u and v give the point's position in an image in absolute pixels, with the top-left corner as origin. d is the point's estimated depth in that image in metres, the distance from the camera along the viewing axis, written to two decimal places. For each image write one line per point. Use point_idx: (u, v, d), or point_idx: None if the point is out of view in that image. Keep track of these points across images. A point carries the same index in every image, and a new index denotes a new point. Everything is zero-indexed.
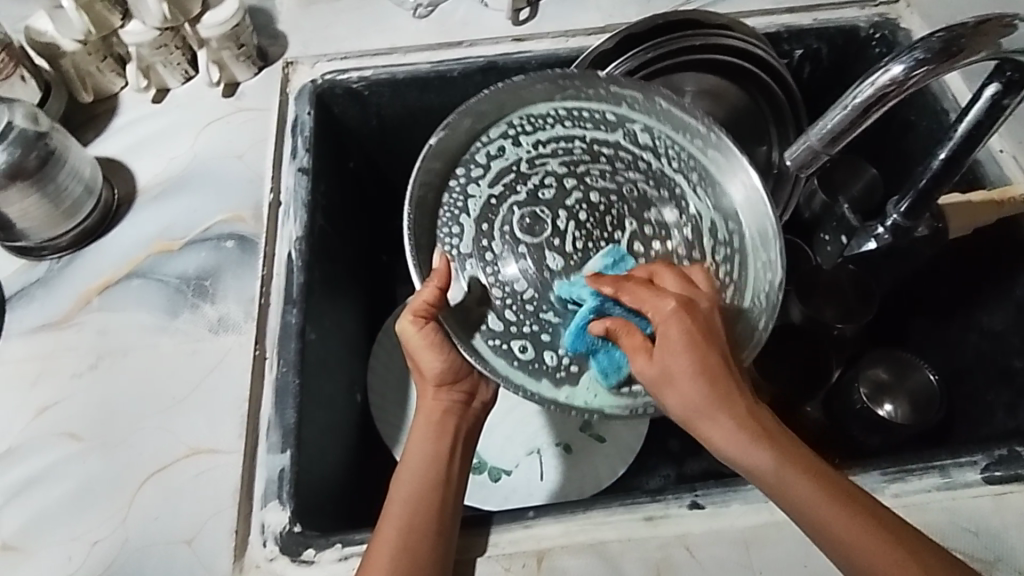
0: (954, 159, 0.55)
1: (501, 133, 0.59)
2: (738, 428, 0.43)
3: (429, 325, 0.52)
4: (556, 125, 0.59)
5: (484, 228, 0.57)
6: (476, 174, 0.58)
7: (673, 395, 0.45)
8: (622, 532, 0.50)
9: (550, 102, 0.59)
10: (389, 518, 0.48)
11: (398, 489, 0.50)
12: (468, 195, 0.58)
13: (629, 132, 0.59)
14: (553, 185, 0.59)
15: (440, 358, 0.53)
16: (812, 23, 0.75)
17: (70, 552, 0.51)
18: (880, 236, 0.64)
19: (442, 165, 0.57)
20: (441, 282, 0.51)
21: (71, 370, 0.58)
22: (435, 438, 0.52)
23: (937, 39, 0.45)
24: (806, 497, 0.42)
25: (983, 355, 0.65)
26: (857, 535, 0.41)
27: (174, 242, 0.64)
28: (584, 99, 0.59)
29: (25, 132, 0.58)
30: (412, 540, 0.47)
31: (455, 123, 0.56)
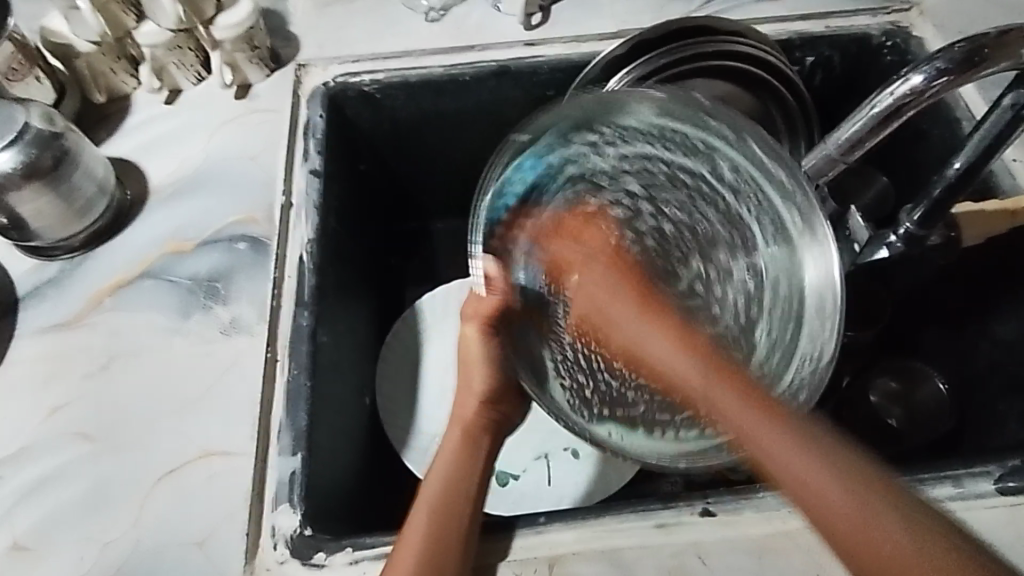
0: (970, 168, 0.55)
1: (587, 141, 0.58)
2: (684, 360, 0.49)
3: (491, 337, 0.60)
4: (652, 133, 0.56)
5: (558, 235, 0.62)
6: (563, 171, 0.60)
7: (611, 334, 0.56)
8: (634, 538, 0.50)
9: (652, 117, 0.55)
10: (415, 520, 0.49)
11: (427, 489, 0.52)
12: (541, 193, 0.61)
13: (714, 164, 0.56)
14: (627, 203, 0.62)
15: (486, 375, 0.59)
16: (824, 31, 0.76)
17: (82, 553, 0.50)
18: (892, 244, 0.62)
19: (529, 158, 0.59)
20: (497, 290, 0.60)
21: (82, 371, 0.58)
22: (469, 446, 0.56)
23: (959, 49, 0.45)
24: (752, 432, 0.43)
25: (995, 365, 0.65)
26: (800, 466, 0.40)
27: (186, 243, 0.64)
28: (688, 121, 0.54)
29: (41, 132, 0.58)
30: (440, 542, 0.48)
31: (546, 119, 0.57)
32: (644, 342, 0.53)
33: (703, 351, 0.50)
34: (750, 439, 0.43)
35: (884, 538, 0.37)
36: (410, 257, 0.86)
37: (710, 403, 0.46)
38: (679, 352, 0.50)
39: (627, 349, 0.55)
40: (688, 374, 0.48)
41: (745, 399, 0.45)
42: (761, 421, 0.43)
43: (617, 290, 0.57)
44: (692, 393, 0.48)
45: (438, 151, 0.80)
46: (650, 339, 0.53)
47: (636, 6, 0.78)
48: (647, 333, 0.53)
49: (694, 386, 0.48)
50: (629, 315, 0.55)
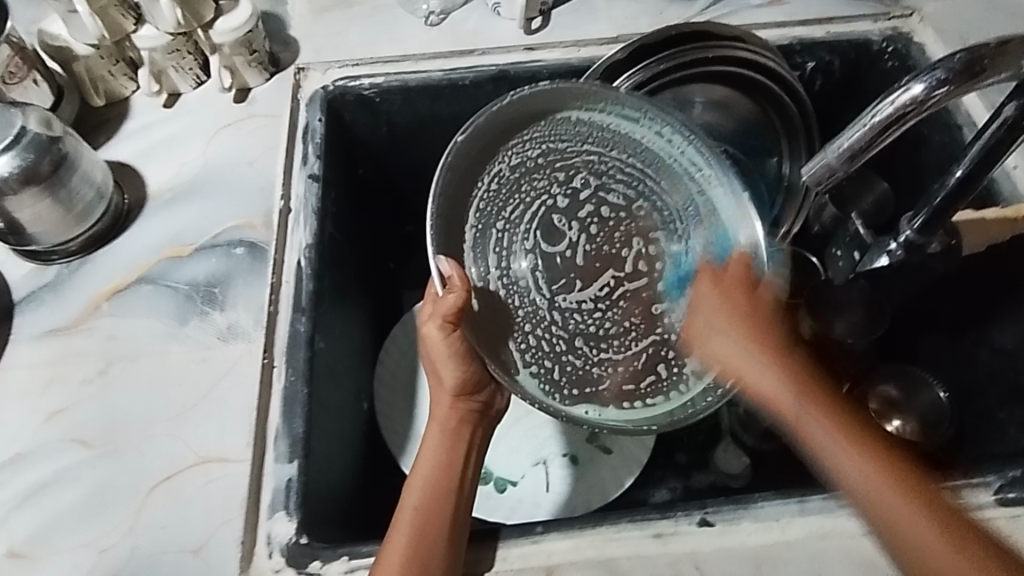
0: (971, 176, 0.54)
1: (518, 141, 0.55)
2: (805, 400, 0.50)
3: (455, 333, 0.53)
4: (583, 135, 0.56)
5: (501, 244, 0.56)
6: (502, 178, 0.56)
7: (702, 347, 0.55)
8: (631, 547, 0.50)
9: (574, 109, 0.54)
10: (401, 523, 0.49)
11: (414, 483, 0.52)
12: (481, 202, 0.55)
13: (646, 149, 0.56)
14: (568, 195, 0.59)
15: (460, 368, 0.55)
16: (825, 36, 0.75)
17: (78, 560, 0.50)
18: (893, 251, 0.61)
19: (469, 155, 0.53)
20: (464, 287, 0.50)
21: (79, 376, 0.58)
22: (450, 444, 0.54)
23: (959, 59, 0.45)
24: (838, 461, 0.47)
25: (995, 373, 0.65)
26: (863, 480, 0.46)
27: (184, 248, 0.64)
28: (628, 114, 0.54)
29: (39, 136, 0.58)
30: (423, 546, 0.47)
31: (494, 112, 0.52)
32: (735, 363, 0.52)
33: (794, 376, 0.51)
34: (815, 443, 0.48)
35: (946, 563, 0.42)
36: (408, 261, 0.86)
37: (791, 420, 0.50)
38: (762, 365, 0.51)
39: (731, 372, 0.53)
40: (776, 397, 0.50)
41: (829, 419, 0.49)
42: (835, 435, 0.48)
43: (733, 316, 0.53)
44: (778, 405, 0.50)
45: (437, 155, 0.80)
46: (755, 364, 0.52)
47: (636, 11, 0.78)
48: (743, 356, 0.52)
49: (779, 391, 0.51)
50: (722, 324, 0.54)
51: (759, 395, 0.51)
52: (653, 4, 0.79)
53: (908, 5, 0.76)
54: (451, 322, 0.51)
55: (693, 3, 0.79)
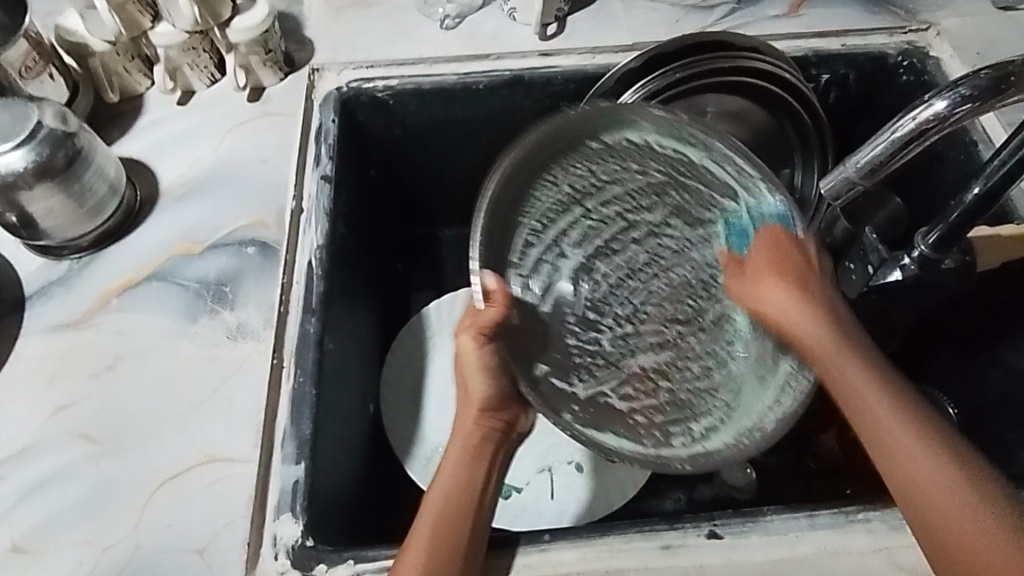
0: (988, 194, 0.53)
1: (584, 154, 0.56)
2: (843, 350, 0.50)
3: (487, 345, 0.53)
4: (636, 158, 0.58)
5: (549, 252, 0.58)
6: (558, 197, 0.57)
7: (763, 290, 0.55)
8: (639, 559, 0.49)
9: (645, 134, 0.56)
10: (416, 542, 0.48)
11: (430, 501, 0.50)
12: (543, 197, 0.56)
13: (712, 186, 0.58)
14: (620, 223, 0.61)
15: (489, 382, 0.54)
16: (841, 49, 0.75)
17: (81, 556, 0.50)
18: (906, 266, 0.60)
19: (521, 167, 0.53)
20: (501, 301, 0.52)
21: (87, 372, 0.58)
22: (471, 464, 0.52)
23: (985, 76, 0.43)
24: (880, 430, 0.46)
25: (1009, 393, 0.65)
26: (885, 416, 0.46)
27: (195, 245, 0.64)
28: (687, 144, 0.56)
29: (54, 131, 0.58)
30: (439, 566, 0.46)
31: (566, 118, 0.53)
32: (792, 320, 0.53)
33: (841, 331, 0.51)
34: (855, 390, 0.48)
35: (972, 529, 0.41)
36: (417, 262, 0.86)
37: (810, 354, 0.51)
38: (806, 313, 0.52)
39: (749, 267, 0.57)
40: (819, 347, 0.50)
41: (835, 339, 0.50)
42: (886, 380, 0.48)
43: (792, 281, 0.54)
44: (806, 348, 0.51)
45: (449, 158, 0.79)
46: (798, 311, 0.53)
47: (652, 18, 0.78)
48: (792, 308, 0.53)
49: (833, 359, 0.50)
50: (779, 287, 0.54)
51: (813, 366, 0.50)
52: (670, 13, 0.79)
53: (924, 20, 0.77)
54: (486, 328, 0.53)
55: (710, 11, 0.79)
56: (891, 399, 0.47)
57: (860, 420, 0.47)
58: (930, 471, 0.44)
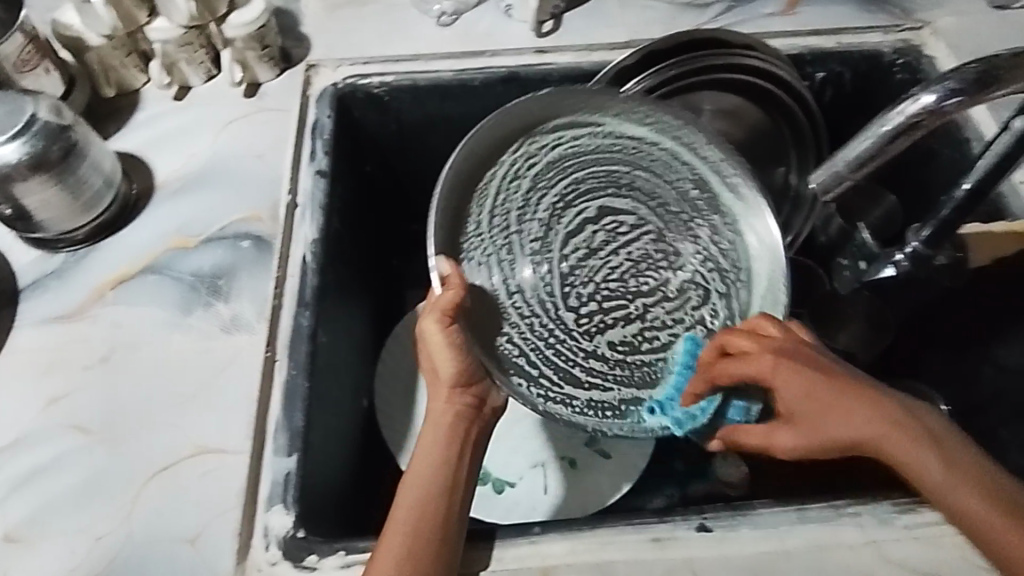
0: (979, 190, 0.53)
1: (537, 140, 0.59)
2: (805, 389, 0.51)
3: (452, 327, 0.52)
4: (589, 139, 0.60)
5: (509, 240, 0.59)
6: (516, 183, 0.59)
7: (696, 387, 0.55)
8: (629, 551, 0.49)
9: (597, 114, 0.59)
10: (394, 527, 0.47)
11: (407, 485, 0.49)
12: (501, 183, 0.58)
13: (666, 158, 0.61)
14: (579, 206, 0.62)
15: (456, 360, 0.53)
16: (836, 47, 0.75)
17: (73, 546, 0.50)
18: (899, 262, 0.60)
19: (475, 162, 0.56)
20: (459, 284, 0.52)
21: (81, 364, 0.58)
22: (446, 441, 0.51)
23: (972, 70, 0.44)
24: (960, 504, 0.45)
25: (999, 388, 0.65)
26: (924, 463, 0.47)
27: (190, 239, 0.64)
28: (636, 119, 0.60)
29: (49, 124, 0.58)
30: (417, 551, 0.46)
31: (516, 107, 0.56)
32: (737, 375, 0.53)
33: (880, 409, 0.50)
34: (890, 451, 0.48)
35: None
36: (412, 259, 0.86)
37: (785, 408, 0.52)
38: (800, 382, 0.51)
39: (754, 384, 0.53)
40: (763, 375, 0.52)
41: (829, 404, 0.50)
42: (865, 412, 0.49)
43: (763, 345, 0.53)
44: (773, 382, 0.52)
45: (444, 155, 0.80)
46: (787, 376, 0.52)
47: (647, 16, 0.79)
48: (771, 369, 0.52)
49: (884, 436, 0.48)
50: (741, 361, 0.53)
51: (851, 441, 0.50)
52: (666, 10, 0.79)
53: (919, 18, 0.77)
54: (447, 312, 0.51)
55: (705, 9, 0.79)
56: (916, 436, 0.48)
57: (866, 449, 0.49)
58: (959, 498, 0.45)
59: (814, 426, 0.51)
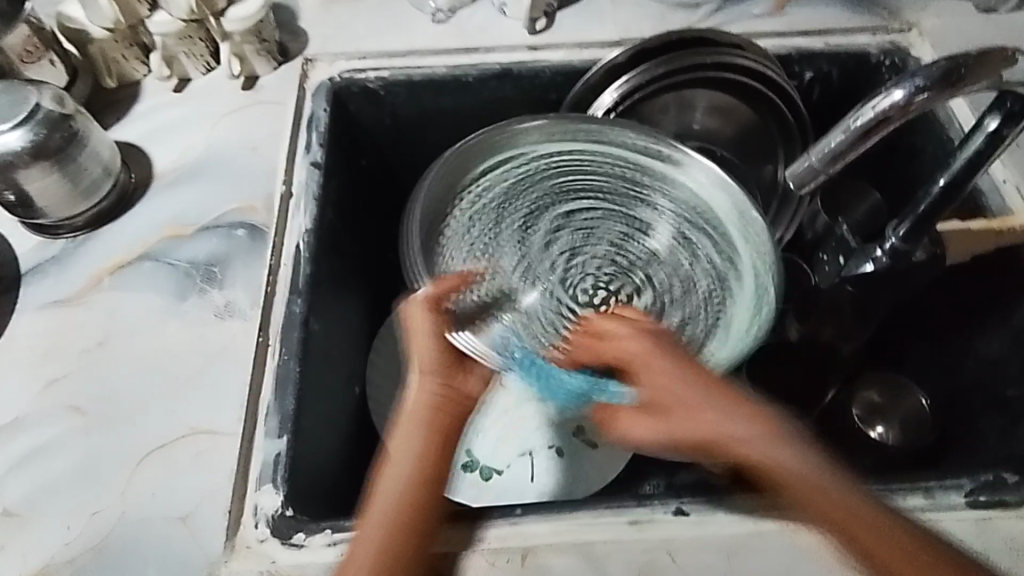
0: (953, 187, 0.55)
1: (484, 176, 0.69)
2: (728, 413, 0.50)
3: (435, 314, 0.58)
4: (524, 167, 0.70)
5: (501, 262, 0.71)
6: (481, 218, 0.70)
7: (637, 421, 0.52)
8: (608, 533, 0.51)
9: (519, 146, 0.68)
10: (370, 528, 0.48)
11: (383, 482, 0.51)
12: (464, 221, 0.69)
13: (595, 157, 0.69)
14: (551, 217, 0.72)
15: (433, 346, 0.57)
16: (823, 47, 0.77)
17: (69, 523, 0.52)
18: (878, 258, 0.63)
19: (434, 208, 0.67)
20: (450, 283, 0.63)
21: (79, 347, 0.60)
22: (421, 437, 0.54)
23: (939, 66, 0.45)
24: (858, 525, 0.46)
25: (979, 382, 0.66)
26: (800, 474, 0.48)
27: (186, 227, 0.66)
28: (556, 134, 0.68)
29: (51, 113, 0.60)
30: (393, 543, 0.47)
31: (451, 158, 0.66)
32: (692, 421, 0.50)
33: (732, 411, 0.51)
34: (780, 473, 0.48)
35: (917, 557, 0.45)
36: None
37: (699, 434, 0.50)
38: (694, 394, 0.51)
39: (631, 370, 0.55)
40: (669, 390, 0.52)
41: (698, 391, 0.51)
42: (722, 410, 0.51)
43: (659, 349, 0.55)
44: (663, 402, 0.52)
45: (439, 150, 0.81)
46: (689, 394, 0.51)
47: (638, 15, 0.80)
48: (693, 395, 0.51)
49: (758, 441, 0.49)
50: (688, 381, 0.52)
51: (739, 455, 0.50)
52: (657, 10, 0.81)
53: (906, 20, 0.79)
54: (432, 305, 0.58)
55: (695, 9, 0.81)
56: (801, 459, 0.48)
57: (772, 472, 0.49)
58: (830, 499, 0.47)
59: (682, 420, 0.51)
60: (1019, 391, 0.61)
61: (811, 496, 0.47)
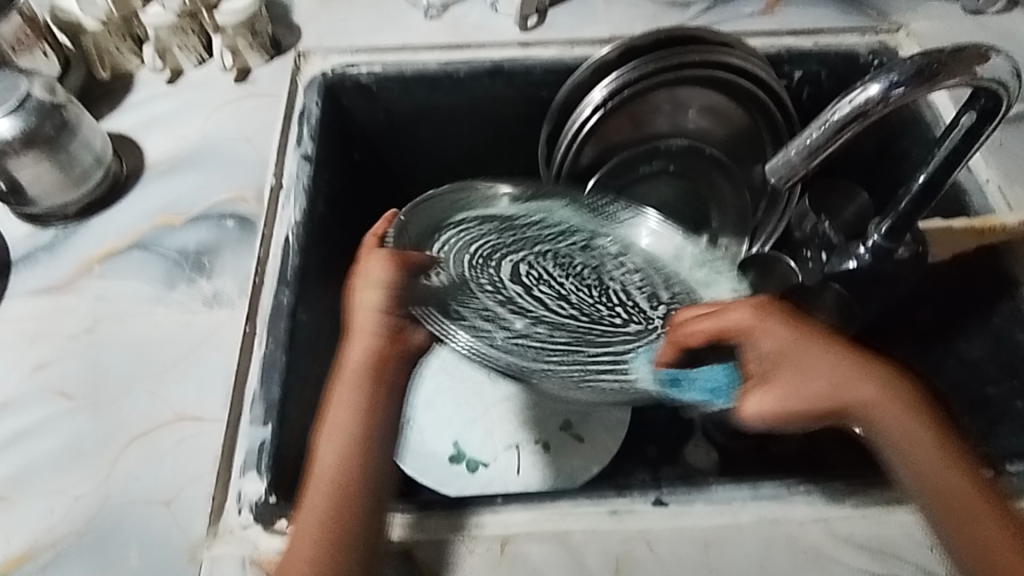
0: (931, 185, 0.57)
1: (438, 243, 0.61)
2: (874, 387, 0.52)
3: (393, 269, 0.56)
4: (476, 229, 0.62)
5: (476, 316, 0.57)
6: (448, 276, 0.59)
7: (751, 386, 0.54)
8: (586, 522, 0.51)
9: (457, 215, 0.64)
10: (316, 501, 0.49)
11: (328, 445, 0.52)
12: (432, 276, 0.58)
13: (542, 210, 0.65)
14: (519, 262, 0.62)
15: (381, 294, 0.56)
16: (813, 48, 0.77)
17: (53, 505, 0.52)
18: (862, 254, 0.64)
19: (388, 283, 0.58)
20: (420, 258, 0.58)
21: (67, 333, 0.60)
22: (366, 401, 0.54)
23: (914, 62, 0.47)
24: (971, 510, 0.48)
25: (960, 380, 0.66)
26: (926, 451, 0.50)
27: (176, 217, 0.67)
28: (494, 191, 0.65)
29: (43, 102, 0.61)
30: (342, 505, 0.49)
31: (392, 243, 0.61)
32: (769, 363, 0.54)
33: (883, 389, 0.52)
34: (917, 448, 0.50)
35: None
36: None
37: (821, 394, 0.52)
38: (813, 357, 0.53)
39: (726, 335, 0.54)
40: (782, 347, 0.53)
41: (804, 361, 0.53)
42: (852, 372, 0.53)
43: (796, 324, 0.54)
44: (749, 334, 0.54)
45: (431, 145, 0.82)
46: (810, 354, 0.53)
47: (630, 13, 0.81)
48: (791, 351, 0.53)
49: (881, 404, 0.52)
50: (790, 339, 0.54)
51: (879, 426, 0.51)
52: (649, 8, 0.81)
53: (895, 21, 0.79)
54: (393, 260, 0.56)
55: (686, 8, 0.82)
56: (928, 433, 0.51)
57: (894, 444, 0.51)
58: (937, 473, 0.49)
59: (799, 381, 0.53)
60: (1000, 390, 0.62)
61: (917, 471, 0.49)
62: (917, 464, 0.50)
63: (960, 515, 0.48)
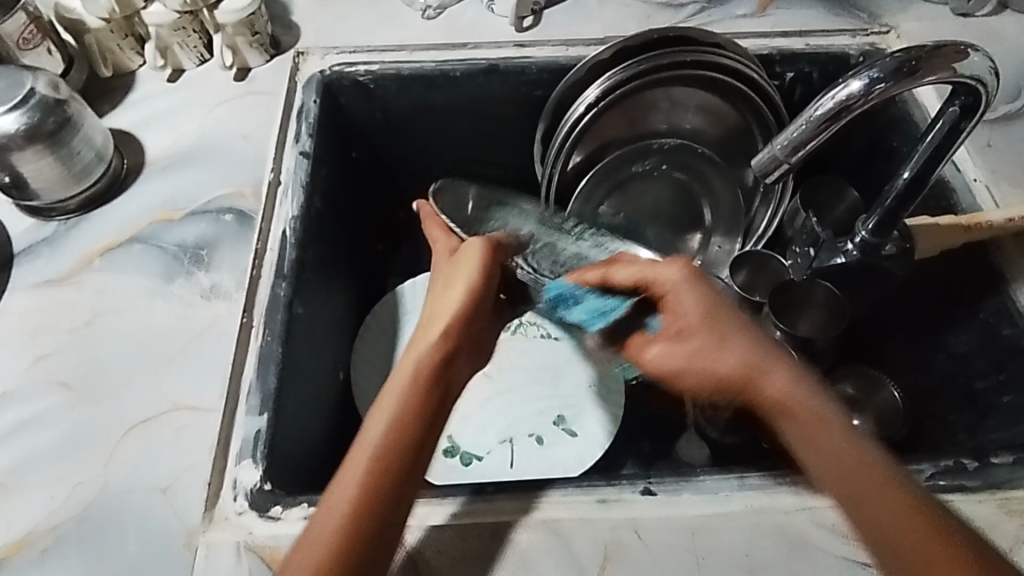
0: (916, 180, 0.58)
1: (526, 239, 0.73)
2: (776, 385, 0.53)
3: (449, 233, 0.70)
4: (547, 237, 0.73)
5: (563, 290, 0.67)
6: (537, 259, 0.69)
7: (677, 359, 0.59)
8: (576, 510, 0.52)
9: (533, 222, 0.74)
10: (333, 495, 0.45)
11: (363, 439, 0.48)
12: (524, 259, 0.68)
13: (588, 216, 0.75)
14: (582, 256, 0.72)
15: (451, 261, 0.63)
16: (804, 48, 0.79)
17: (53, 493, 0.53)
18: (849, 251, 0.67)
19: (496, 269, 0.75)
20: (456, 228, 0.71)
21: (67, 326, 0.61)
22: (414, 396, 0.51)
23: (894, 59, 0.48)
24: (909, 533, 0.43)
25: (948, 375, 0.67)
26: (845, 456, 0.47)
27: (175, 212, 0.68)
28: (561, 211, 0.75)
29: (46, 98, 0.62)
30: (362, 505, 0.45)
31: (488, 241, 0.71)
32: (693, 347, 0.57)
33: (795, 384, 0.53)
34: (822, 447, 0.48)
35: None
36: (396, 245, 0.89)
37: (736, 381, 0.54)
38: (724, 339, 0.56)
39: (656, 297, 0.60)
40: (695, 328, 0.57)
41: (713, 341, 0.56)
42: (770, 362, 0.54)
43: (715, 304, 0.58)
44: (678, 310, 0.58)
45: (428, 144, 0.83)
46: (705, 343, 0.57)
47: (624, 14, 0.82)
48: (693, 336, 0.57)
49: (795, 399, 0.52)
50: (713, 328, 0.56)
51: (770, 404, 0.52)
52: (642, 9, 0.82)
53: (886, 23, 0.80)
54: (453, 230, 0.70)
55: (679, 9, 0.83)
56: (840, 434, 0.49)
57: (804, 445, 0.49)
58: (854, 475, 0.46)
59: (693, 357, 0.57)
60: (986, 384, 0.63)
61: (828, 471, 0.47)
62: (822, 465, 0.48)
63: (900, 542, 0.43)
